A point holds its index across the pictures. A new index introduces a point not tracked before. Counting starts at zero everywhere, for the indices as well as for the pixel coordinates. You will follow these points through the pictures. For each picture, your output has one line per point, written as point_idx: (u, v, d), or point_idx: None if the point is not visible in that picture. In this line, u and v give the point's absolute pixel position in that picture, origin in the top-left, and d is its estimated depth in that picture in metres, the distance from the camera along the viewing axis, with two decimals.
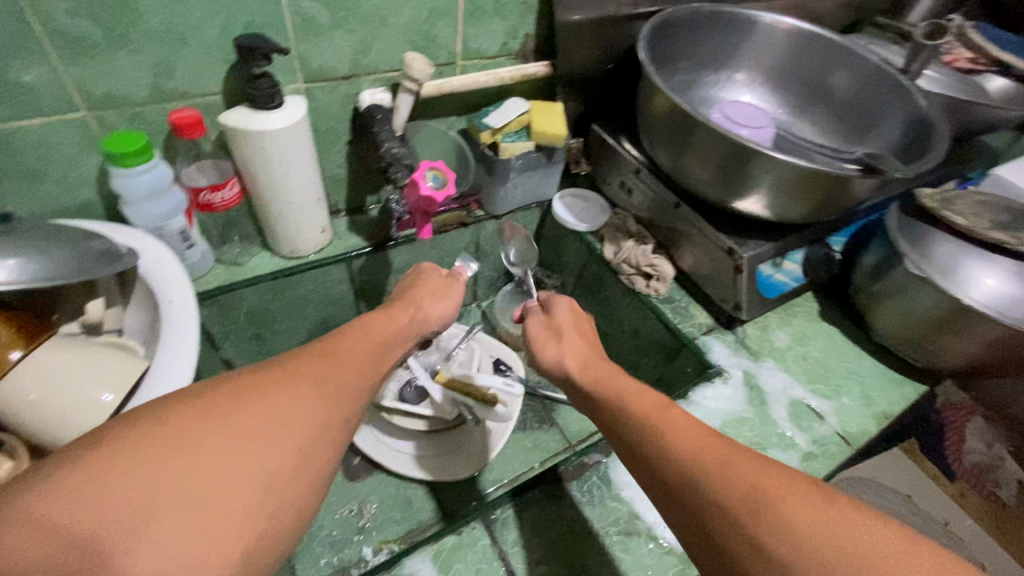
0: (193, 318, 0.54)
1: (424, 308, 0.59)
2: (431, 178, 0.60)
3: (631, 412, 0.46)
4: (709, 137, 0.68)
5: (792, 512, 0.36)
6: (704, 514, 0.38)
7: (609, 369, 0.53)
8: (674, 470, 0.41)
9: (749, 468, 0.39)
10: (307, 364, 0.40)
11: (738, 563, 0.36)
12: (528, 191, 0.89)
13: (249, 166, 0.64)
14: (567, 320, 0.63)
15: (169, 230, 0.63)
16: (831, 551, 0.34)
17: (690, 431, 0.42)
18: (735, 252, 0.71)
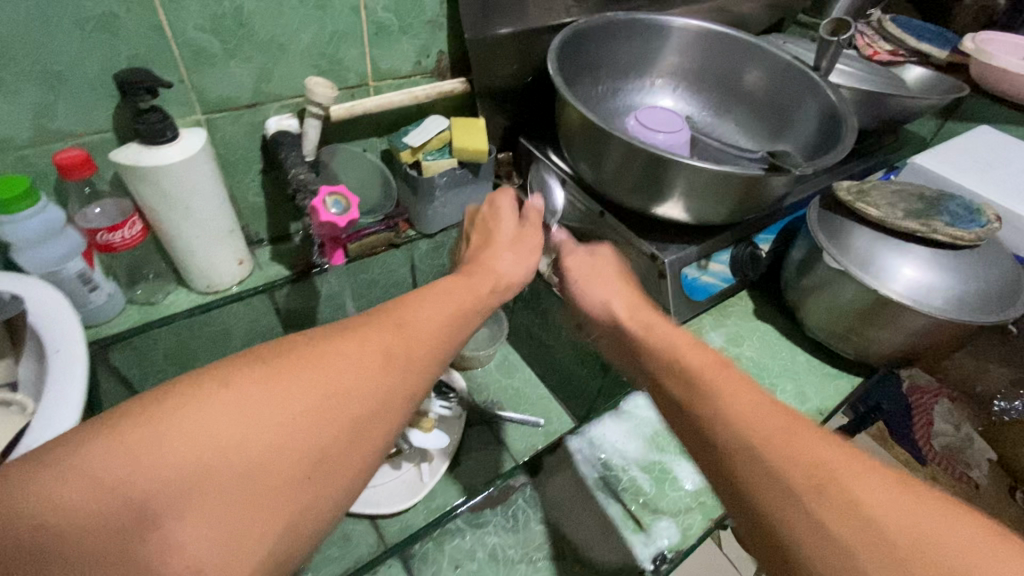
0: (82, 363, 0.52)
1: (495, 269, 0.58)
2: (331, 205, 0.58)
3: (685, 379, 0.45)
4: (622, 146, 0.67)
5: (860, 501, 0.35)
6: (762, 490, 0.37)
7: (669, 339, 0.51)
8: (730, 439, 0.40)
9: (814, 447, 0.38)
10: (366, 337, 0.42)
11: (791, 543, 0.35)
12: (458, 207, 0.87)
13: (147, 202, 0.62)
14: (598, 269, 0.67)
15: (66, 275, 0.60)
16: (897, 542, 0.33)
17: (755, 405, 0.41)
18: (656, 258, 0.71)
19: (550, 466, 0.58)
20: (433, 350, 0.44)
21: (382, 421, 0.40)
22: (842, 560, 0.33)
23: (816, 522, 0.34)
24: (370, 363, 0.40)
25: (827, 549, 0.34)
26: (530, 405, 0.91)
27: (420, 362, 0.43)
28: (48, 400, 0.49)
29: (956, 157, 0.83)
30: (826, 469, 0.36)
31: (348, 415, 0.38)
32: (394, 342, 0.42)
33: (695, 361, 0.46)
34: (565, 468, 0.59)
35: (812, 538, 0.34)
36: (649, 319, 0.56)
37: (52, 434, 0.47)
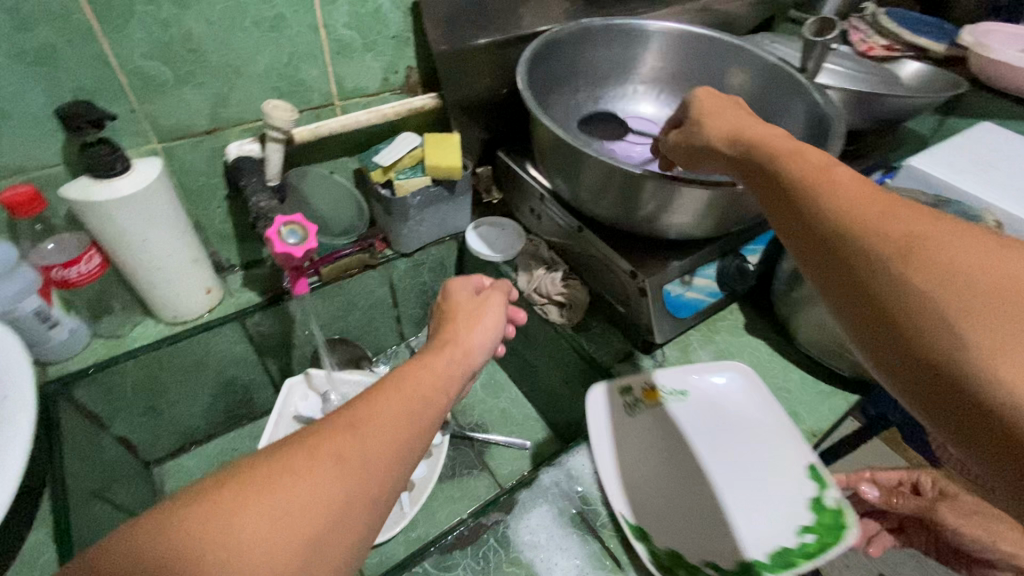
0: (30, 411, 0.50)
1: (460, 343, 0.49)
2: (288, 234, 0.56)
3: (784, 171, 0.39)
4: (593, 160, 0.64)
5: (979, 269, 0.28)
6: (853, 257, 0.32)
7: (776, 138, 0.42)
8: (819, 216, 0.35)
9: (918, 218, 0.31)
10: (326, 440, 0.34)
11: (874, 299, 0.31)
12: (435, 225, 0.85)
13: (103, 237, 0.60)
14: (704, 104, 0.52)
15: (22, 314, 0.58)
16: (1014, 310, 0.27)
17: (858, 183, 0.35)
18: (636, 275, 0.68)
19: (525, 501, 0.57)
20: (406, 439, 0.37)
21: (351, 537, 0.32)
22: (945, 330, 0.28)
23: (911, 289, 0.29)
24: (335, 470, 0.33)
25: (916, 308, 0.29)
26: (516, 426, 0.89)
27: (392, 455, 0.36)
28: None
29: (956, 157, 0.79)
30: (932, 239, 0.30)
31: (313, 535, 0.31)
32: (362, 438, 0.35)
33: (802, 156, 0.38)
34: (539, 504, 0.57)
35: (911, 306, 0.29)
36: (753, 124, 0.46)
37: None
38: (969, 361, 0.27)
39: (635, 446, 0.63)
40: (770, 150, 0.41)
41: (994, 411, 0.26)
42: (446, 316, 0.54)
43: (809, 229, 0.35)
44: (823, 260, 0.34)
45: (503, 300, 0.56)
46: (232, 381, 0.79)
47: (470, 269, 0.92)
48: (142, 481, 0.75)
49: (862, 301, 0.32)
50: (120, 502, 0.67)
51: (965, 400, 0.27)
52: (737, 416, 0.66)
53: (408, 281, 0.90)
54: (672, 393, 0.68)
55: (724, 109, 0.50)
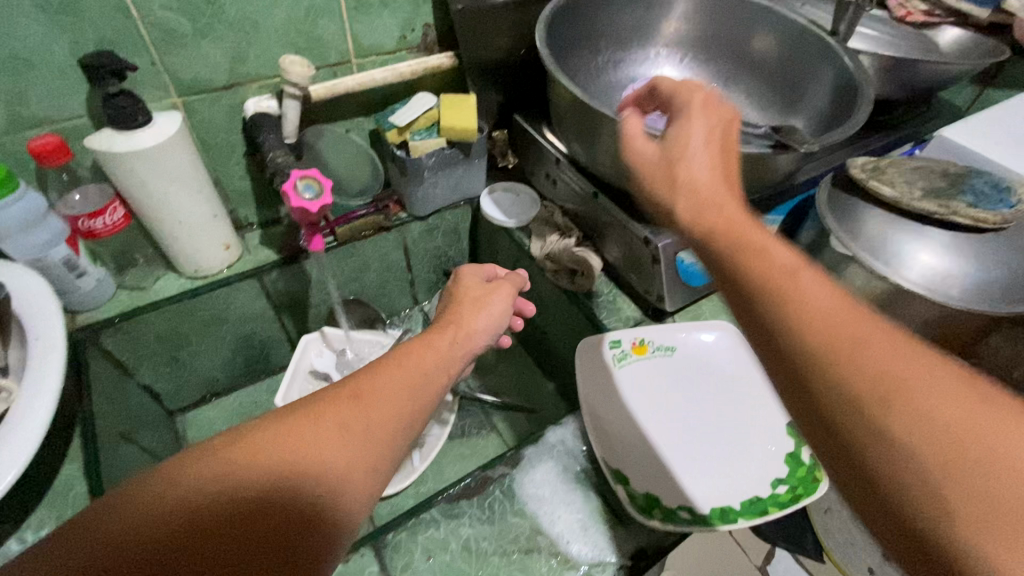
0: (60, 353, 0.53)
1: (464, 325, 0.54)
2: (303, 188, 0.56)
3: (749, 269, 0.34)
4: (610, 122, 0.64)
5: (965, 433, 0.26)
6: (830, 400, 0.29)
7: (743, 227, 0.37)
8: (792, 346, 0.31)
9: (891, 356, 0.29)
10: (338, 404, 0.38)
11: (856, 451, 0.28)
12: (450, 188, 0.85)
13: (125, 190, 0.62)
14: (682, 145, 0.42)
15: (50, 262, 0.60)
16: (1009, 491, 0.25)
17: (834, 299, 0.31)
18: (650, 241, 0.67)
19: (531, 457, 0.59)
20: (409, 408, 0.41)
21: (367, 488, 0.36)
22: (933, 500, 0.26)
23: (892, 444, 0.27)
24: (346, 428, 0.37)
25: (903, 472, 0.27)
26: (526, 391, 0.91)
27: (396, 429, 0.39)
28: (28, 382, 0.50)
29: (992, 129, 0.76)
30: (913, 388, 0.28)
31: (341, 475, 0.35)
32: (367, 409, 0.39)
33: (773, 254, 0.34)
34: (544, 460, 0.59)
35: (904, 474, 0.27)
36: (720, 194, 0.39)
37: (25, 421, 0.48)
38: (953, 534, 0.25)
39: (619, 398, 0.65)
40: (736, 244, 0.36)
41: None
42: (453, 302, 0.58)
43: (781, 359, 0.32)
44: (798, 394, 0.31)
45: (511, 293, 0.60)
46: (251, 336, 0.81)
47: (484, 234, 0.92)
48: (167, 427, 0.79)
49: (841, 448, 0.29)
50: (146, 445, 0.70)
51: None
52: (723, 373, 0.67)
53: (422, 244, 0.90)
54: (660, 348, 0.69)
55: (699, 157, 0.41)
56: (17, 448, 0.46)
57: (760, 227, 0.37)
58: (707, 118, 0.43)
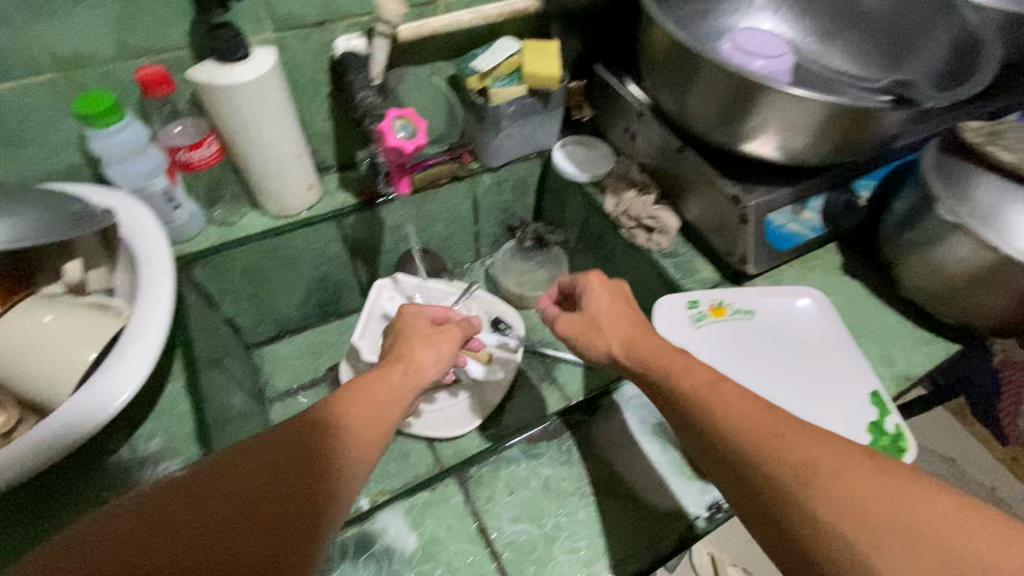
0: (169, 277, 0.55)
1: (414, 360, 0.56)
2: (400, 128, 0.56)
3: (682, 388, 0.48)
4: (711, 71, 0.62)
5: (860, 497, 0.37)
6: (767, 488, 0.40)
7: (677, 364, 0.50)
8: (730, 448, 0.43)
9: (801, 442, 0.41)
10: (302, 433, 0.42)
11: (796, 531, 0.38)
12: (524, 140, 0.84)
13: (223, 124, 0.63)
14: (603, 307, 0.59)
15: (152, 191, 0.62)
16: (902, 540, 0.35)
17: (744, 402, 0.44)
18: (740, 201, 0.65)
19: (606, 407, 0.60)
20: (369, 434, 0.45)
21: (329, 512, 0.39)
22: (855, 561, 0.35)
23: (819, 518, 0.37)
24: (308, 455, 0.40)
25: (830, 540, 0.36)
26: None
27: (385, 438, 0.46)
28: (142, 301, 0.53)
29: None
30: (822, 468, 0.39)
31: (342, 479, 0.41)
32: (341, 429, 0.44)
33: (693, 375, 0.49)
34: (621, 411, 0.60)
35: (825, 541, 0.36)
36: (645, 336, 0.55)
37: (143, 341, 0.51)
38: None
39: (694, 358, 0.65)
40: (668, 368, 0.50)
41: None
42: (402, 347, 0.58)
43: (727, 460, 0.43)
44: (748, 490, 0.41)
45: (460, 334, 0.63)
46: (325, 278, 0.84)
47: (553, 190, 0.91)
48: (246, 360, 0.82)
49: (789, 532, 0.39)
50: (231, 374, 0.74)
51: None
52: (804, 340, 0.66)
53: (491, 196, 0.90)
54: (738, 312, 0.68)
55: (619, 314, 0.58)
56: (136, 364, 0.49)
57: (684, 353, 0.52)
58: (617, 289, 0.62)
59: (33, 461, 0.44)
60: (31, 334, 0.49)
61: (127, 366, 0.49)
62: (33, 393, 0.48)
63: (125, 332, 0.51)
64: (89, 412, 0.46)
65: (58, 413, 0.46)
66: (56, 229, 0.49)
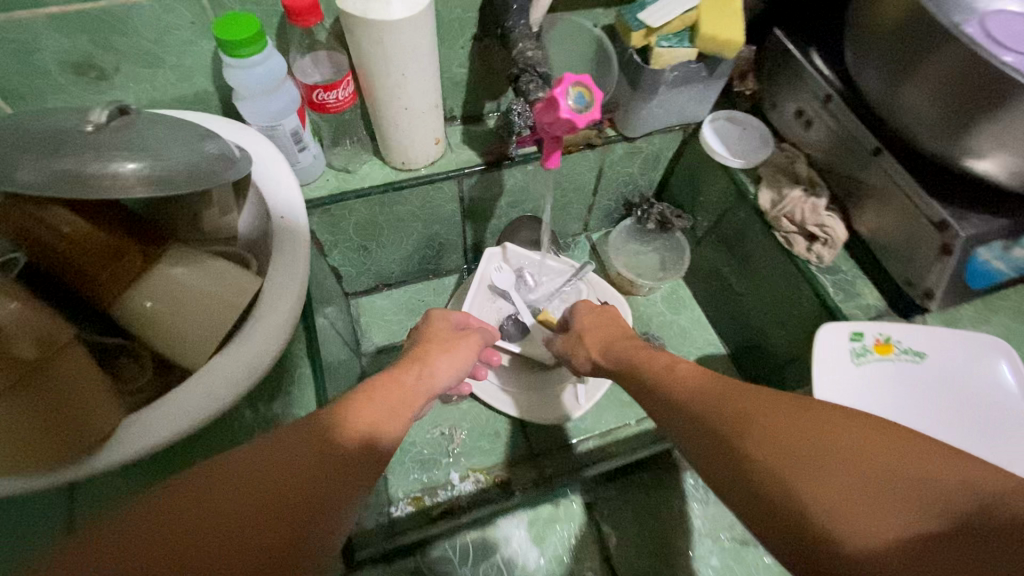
0: (304, 236, 0.51)
1: (428, 362, 0.54)
2: (573, 96, 0.48)
3: (657, 379, 0.49)
4: (942, 72, 0.50)
5: (805, 433, 0.34)
6: (714, 447, 0.38)
7: (656, 363, 0.51)
8: (678, 412, 0.44)
9: (746, 400, 0.39)
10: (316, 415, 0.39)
11: (752, 481, 0.35)
12: (673, 111, 0.73)
13: (364, 64, 0.56)
14: (584, 323, 0.64)
15: (282, 131, 0.57)
16: (840, 469, 0.32)
17: (698, 376, 0.45)
18: (948, 228, 0.55)
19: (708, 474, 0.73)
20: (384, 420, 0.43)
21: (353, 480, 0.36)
22: (796, 497, 0.32)
23: (761, 462, 0.35)
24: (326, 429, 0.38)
25: (775, 473, 0.33)
26: (693, 347, 0.85)
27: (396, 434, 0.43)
28: (278, 257, 0.49)
29: None
30: (761, 417, 0.37)
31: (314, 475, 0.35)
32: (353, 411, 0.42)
33: (660, 367, 0.50)
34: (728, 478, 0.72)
35: (768, 480, 0.34)
36: (622, 342, 0.58)
37: (280, 308, 0.47)
38: (825, 522, 0.30)
39: (851, 401, 0.57)
40: (634, 361, 0.53)
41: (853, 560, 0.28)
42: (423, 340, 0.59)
43: (684, 421, 0.42)
44: (703, 449, 0.39)
45: (480, 342, 0.61)
46: (432, 237, 0.79)
47: (689, 170, 0.81)
48: (345, 310, 0.81)
49: (750, 483, 0.35)
50: (336, 327, 0.72)
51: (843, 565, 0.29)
52: (985, 398, 0.57)
53: (618, 169, 0.81)
54: (905, 352, 0.59)
55: (605, 322, 0.63)
56: (272, 333, 0.46)
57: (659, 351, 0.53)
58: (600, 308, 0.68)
59: (174, 429, 0.41)
60: (174, 294, 0.45)
61: (265, 332, 0.46)
62: (171, 353, 0.45)
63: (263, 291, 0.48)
64: (229, 375, 0.44)
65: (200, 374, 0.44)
66: (196, 180, 0.44)
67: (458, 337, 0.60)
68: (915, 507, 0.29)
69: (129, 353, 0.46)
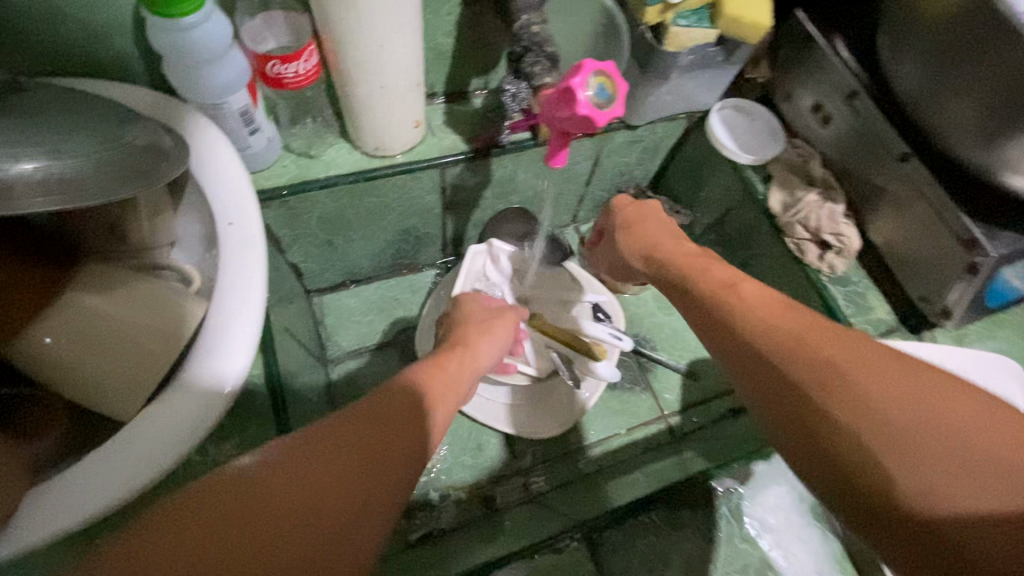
0: (260, 250, 0.41)
1: (467, 349, 0.47)
2: (594, 88, 0.40)
3: (699, 297, 0.45)
4: (996, 76, 0.44)
5: (891, 401, 0.32)
6: (784, 395, 0.36)
7: (700, 271, 0.48)
8: (737, 344, 0.40)
9: (829, 345, 0.36)
10: (345, 426, 0.34)
11: (822, 438, 0.34)
12: (680, 98, 0.66)
13: (331, 31, 0.45)
14: (626, 216, 0.58)
15: (226, 110, 0.47)
16: (923, 439, 0.31)
17: (760, 299, 0.42)
18: (977, 247, 0.51)
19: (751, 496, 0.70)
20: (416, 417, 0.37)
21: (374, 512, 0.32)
22: (875, 468, 0.31)
23: (837, 426, 0.33)
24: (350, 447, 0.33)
25: (849, 443, 0.32)
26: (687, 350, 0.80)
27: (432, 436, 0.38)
28: (227, 274, 0.39)
29: None
30: (845, 373, 0.34)
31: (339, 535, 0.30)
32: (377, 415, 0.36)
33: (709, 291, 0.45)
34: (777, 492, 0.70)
35: (844, 441, 0.33)
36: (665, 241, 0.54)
37: (222, 348, 0.37)
38: (898, 488, 0.30)
39: None
40: (680, 270, 0.49)
41: (910, 524, 0.30)
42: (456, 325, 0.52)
43: (745, 357, 0.39)
44: (767, 397, 0.37)
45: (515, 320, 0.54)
46: (408, 230, 0.70)
47: (690, 163, 0.74)
48: (308, 310, 0.71)
49: (817, 441, 0.34)
50: (300, 337, 0.63)
51: (900, 530, 0.30)
52: None
53: (615, 158, 0.73)
54: None
55: (645, 218, 0.57)
56: (204, 397, 0.35)
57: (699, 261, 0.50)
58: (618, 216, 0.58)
59: (89, 505, 0.33)
60: (89, 323, 0.37)
61: (172, 409, 0.35)
62: (90, 396, 0.37)
63: (195, 348, 0.37)
64: (132, 460, 0.34)
65: (95, 458, 0.34)
66: (124, 179, 0.34)
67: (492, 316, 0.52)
68: (981, 494, 0.29)
69: (43, 406, 0.39)
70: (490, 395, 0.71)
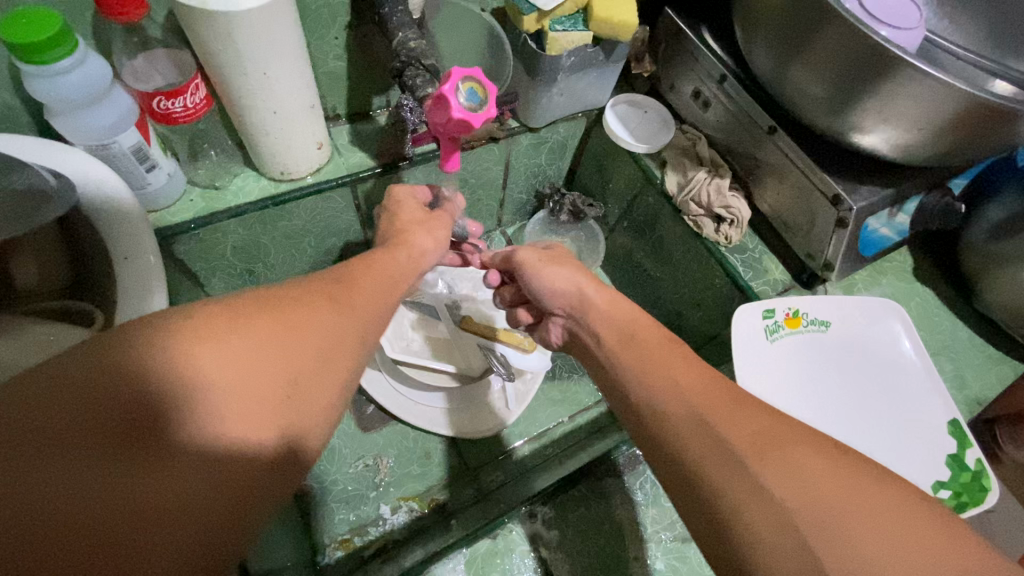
0: (158, 284, 0.43)
1: (408, 244, 0.51)
2: (464, 93, 0.43)
3: (606, 348, 0.48)
4: (833, 50, 0.49)
5: (833, 479, 0.32)
6: (706, 461, 0.35)
7: (608, 308, 0.51)
8: (641, 391, 0.42)
9: (746, 418, 0.36)
10: (320, 287, 0.37)
11: (756, 541, 0.31)
12: (574, 97, 0.70)
13: (213, 64, 0.47)
14: (544, 260, 0.59)
15: (117, 152, 0.47)
16: (854, 524, 0.30)
17: (657, 350, 0.44)
18: (841, 202, 0.57)
19: None
20: (380, 306, 0.40)
21: (341, 378, 0.34)
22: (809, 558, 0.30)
23: (769, 498, 0.32)
24: (330, 305, 0.35)
25: (778, 536, 0.31)
26: None
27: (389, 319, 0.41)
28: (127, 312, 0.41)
29: None
30: (776, 441, 0.34)
31: (305, 395, 0.31)
32: (351, 290, 0.38)
33: (613, 332, 0.49)
34: None
35: (749, 511, 0.32)
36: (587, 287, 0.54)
37: None
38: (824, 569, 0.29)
39: (775, 377, 0.59)
40: (593, 313, 0.52)
41: None
42: (392, 216, 0.55)
43: (654, 422, 0.40)
44: (695, 489, 0.35)
45: (451, 221, 0.59)
46: (331, 249, 0.71)
47: (596, 157, 0.79)
48: None
49: (722, 528, 0.33)
50: None
51: None
52: (883, 359, 0.60)
53: (524, 160, 0.77)
54: (812, 322, 0.61)
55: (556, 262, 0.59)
56: None
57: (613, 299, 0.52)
58: (546, 255, 0.60)
59: None
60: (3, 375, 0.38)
61: None
62: None
63: None
64: None
65: None
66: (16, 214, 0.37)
67: (429, 218, 0.56)
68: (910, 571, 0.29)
69: None
70: (425, 401, 0.72)
